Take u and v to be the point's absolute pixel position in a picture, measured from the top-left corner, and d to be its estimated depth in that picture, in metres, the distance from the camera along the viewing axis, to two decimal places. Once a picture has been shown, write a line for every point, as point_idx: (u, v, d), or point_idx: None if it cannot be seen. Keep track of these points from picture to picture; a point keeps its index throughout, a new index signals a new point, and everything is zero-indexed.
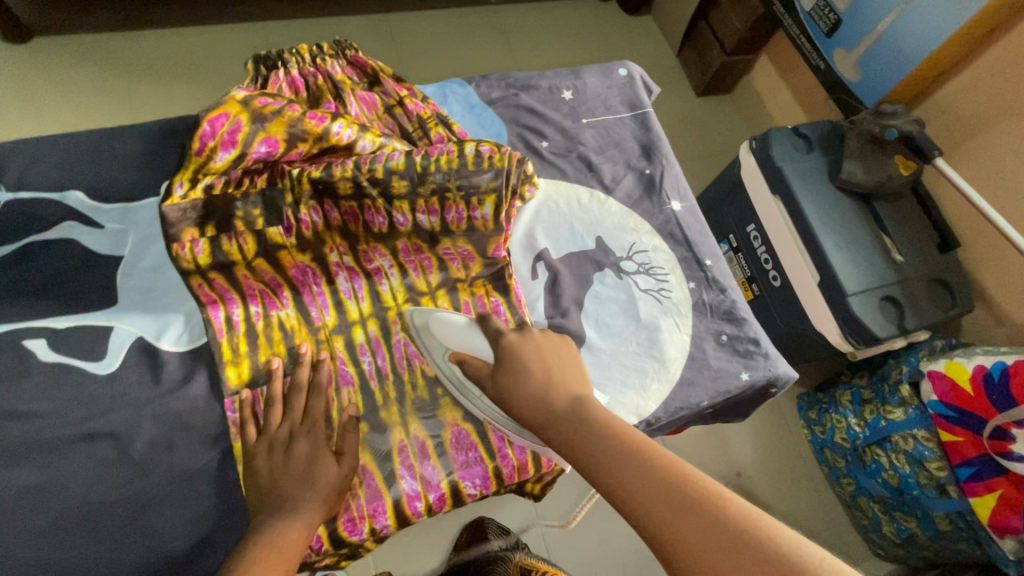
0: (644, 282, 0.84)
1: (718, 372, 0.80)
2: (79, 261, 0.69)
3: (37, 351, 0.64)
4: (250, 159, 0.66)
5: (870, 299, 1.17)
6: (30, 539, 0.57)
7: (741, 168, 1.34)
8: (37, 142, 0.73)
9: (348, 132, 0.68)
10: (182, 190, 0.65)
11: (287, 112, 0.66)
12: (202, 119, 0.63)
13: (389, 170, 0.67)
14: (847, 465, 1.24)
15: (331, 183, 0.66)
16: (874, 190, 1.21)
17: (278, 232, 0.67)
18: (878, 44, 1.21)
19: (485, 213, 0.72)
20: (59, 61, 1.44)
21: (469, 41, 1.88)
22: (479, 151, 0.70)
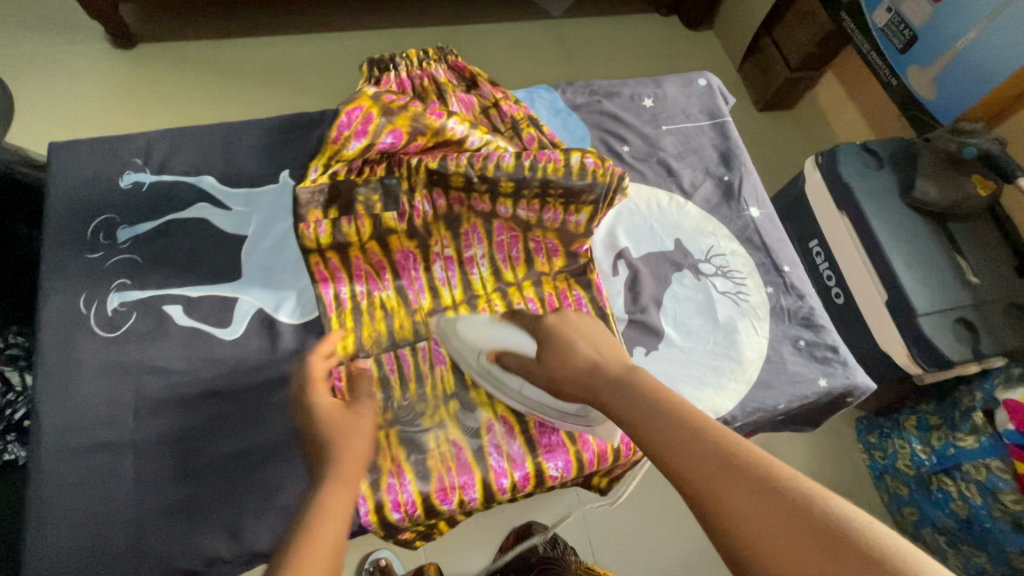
0: (722, 284, 0.86)
1: (796, 376, 0.81)
2: (210, 237, 0.76)
3: (174, 315, 0.72)
4: (375, 148, 0.75)
5: (944, 320, 1.14)
6: (166, 480, 0.64)
7: (806, 184, 1.34)
8: (176, 132, 0.82)
9: (461, 128, 0.76)
10: (315, 174, 0.76)
11: (411, 109, 0.75)
12: (340, 111, 0.74)
13: (499, 171, 0.74)
14: (911, 493, 1.22)
15: (445, 173, 0.75)
16: (949, 210, 1.21)
17: (391, 216, 0.76)
18: (957, 61, 1.21)
19: (580, 218, 0.78)
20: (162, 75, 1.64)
21: (530, 55, 1.99)
22: (585, 163, 0.75)
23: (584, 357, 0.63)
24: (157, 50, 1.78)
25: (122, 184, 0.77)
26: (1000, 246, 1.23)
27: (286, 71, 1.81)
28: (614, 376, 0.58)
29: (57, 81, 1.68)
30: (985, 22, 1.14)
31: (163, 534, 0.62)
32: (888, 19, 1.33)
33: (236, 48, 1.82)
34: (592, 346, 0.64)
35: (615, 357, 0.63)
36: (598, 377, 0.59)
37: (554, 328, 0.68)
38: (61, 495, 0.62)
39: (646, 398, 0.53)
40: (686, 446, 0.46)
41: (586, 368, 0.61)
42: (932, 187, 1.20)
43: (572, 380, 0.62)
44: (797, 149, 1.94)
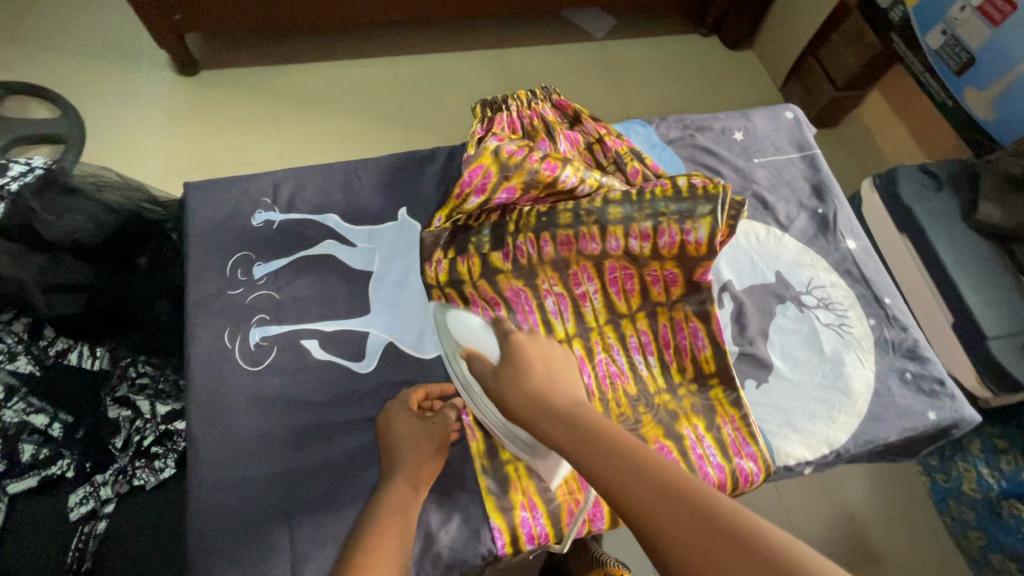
0: (825, 316, 0.87)
1: (905, 409, 0.82)
2: (339, 273, 0.80)
3: (312, 349, 0.75)
4: (493, 202, 0.78)
5: (1013, 344, 1.18)
6: (318, 509, 0.67)
7: (865, 205, 1.42)
8: (297, 170, 0.86)
9: (572, 177, 0.78)
10: (440, 221, 0.80)
11: (527, 164, 0.77)
12: (464, 170, 0.78)
13: (607, 202, 0.78)
14: (977, 518, 1.22)
15: (554, 215, 0.78)
16: (1014, 231, 1.24)
17: (498, 255, 0.78)
18: (1015, 84, 1.32)
19: (699, 236, 0.77)
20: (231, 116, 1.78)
21: (577, 77, 2.04)
22: (693, 184, 0.78)
23: (531, 382, 0.60)
24: (221, 76, 1.84)
25: (255, 223, 0.81)
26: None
27: (341, 95, 1.87)
28: (560, 408, 0.55)
29: (126, 107, 1.74)
30: None
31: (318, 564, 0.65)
32: (943, 41, 1.47)
33: (294, 74, 1.88)
34: (545, 368, 0.62)
35: (564, 384, 0.60)
36: (545, 407, 0.56)
37: (521, 344, 0.65)
38: (222, 525, 0.65)
39: (593, 437, 0.50)
40: (640, 488, 0.44)
41: (531, 398, 0.58)
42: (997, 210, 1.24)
43: (522, 404, 0.58)
44: (846, 168, 1.94)
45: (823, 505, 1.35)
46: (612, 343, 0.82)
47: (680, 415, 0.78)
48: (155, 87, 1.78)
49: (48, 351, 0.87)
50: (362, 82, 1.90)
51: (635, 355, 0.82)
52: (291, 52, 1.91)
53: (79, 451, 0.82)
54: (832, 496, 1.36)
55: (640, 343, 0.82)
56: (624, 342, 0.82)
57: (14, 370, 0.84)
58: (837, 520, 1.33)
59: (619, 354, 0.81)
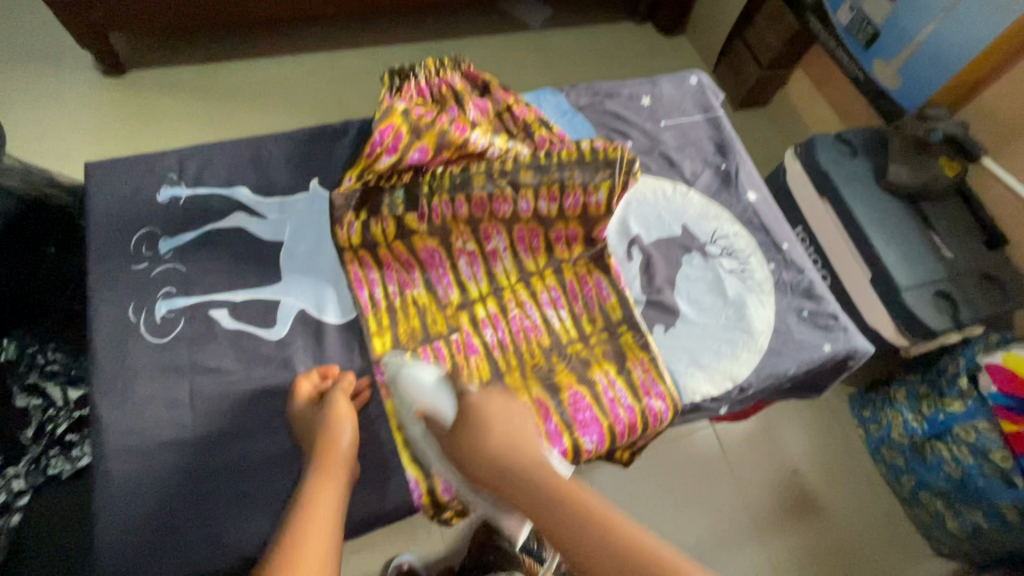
0: (728, 264, 0.92)
1: (802, 343, 0.88)
2: (248, 244, 0.80)
3: (221, 320, 0.75)
4: (405, 163, 0.77)
5: (924, 293, 1.28)
6: (229, 474, 0.67)
7: (788, 174, 1.48)
8: (205, 147, 0.86)
9: (483, 140, 0.79)
10: (350, 182, 0.78)
11: (437, 125, 0.78)
12: (374, 129, 0.75)
13: (518, 164, 0.79)
14: (906, 461, 1.33)
15: (468, 177, 0.78)
16: (921, 190, 1.36)
17: (413, 217, 0.79)
18: (919, 51, 1.40)
19: (599, 198, 0.81)
20: (162, 112, 1.75)
21: (515, 65, 2.07)
22: (594, 147, 0.80)
23: (497, 448, 0.62)
24: (149, 76, 1.80)
25: (161, 199, 0.81)
26: (972, 223, 1.38)
27: (278, 91, 1.86)
28: (525, 474, 0.59)
29: (48, 108, 1.68)
30: (942, 15, 1.33)
31: (231, 524, 0.65)
32: (852, 17, 1.54)
33: (228, 71, 1.85)
34: (506, 426, 0.64)
35: (523, 441, 0.63)
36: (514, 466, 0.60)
37: (479, 406, 0.65)
38: (130, 494, 0.65)
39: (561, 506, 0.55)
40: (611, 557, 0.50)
41: (491, 460, 0.61)
42: (904, 169, 1.35)
43: (482, 469, 0.62)
44: (775, 142, 2.03)
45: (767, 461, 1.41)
46: (524, 300, 0.84)
47: (592, 362, 0.82)
48: (81, 87, 1.73)
49: None
50: (301, 76, 1.90)
51: (547, 310, 0.84)
52: (224, 48, 1.89)
53: None
54: (776, 453, 1.41)
55: (552, 297, 0.85)
56: (536, 298, 0.84)
57: None
58: (780, 474, 1.39)
59: (532, 309, 0.84)
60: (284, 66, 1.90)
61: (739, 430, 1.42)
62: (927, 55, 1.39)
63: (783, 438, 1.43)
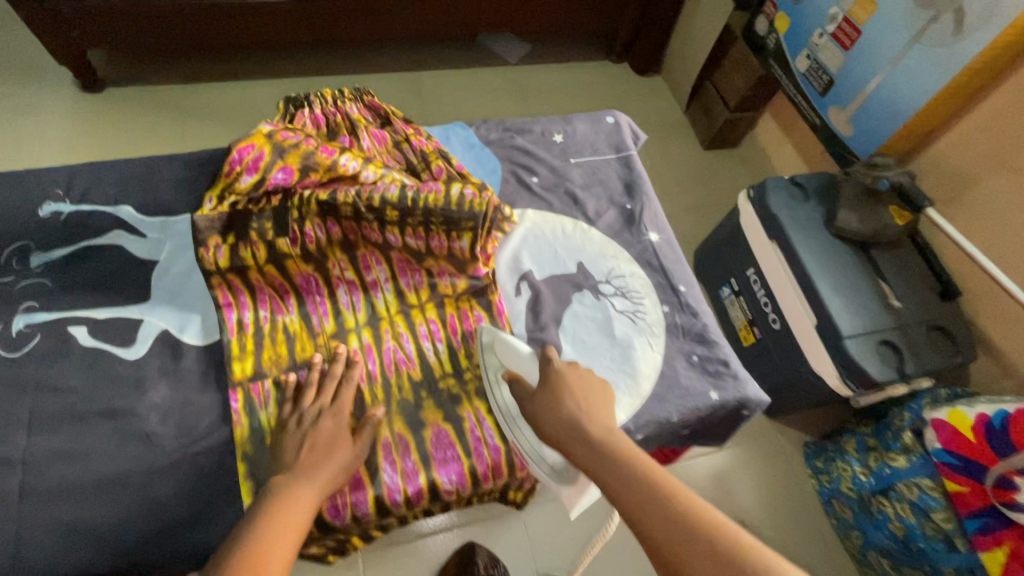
0: (620, 304, 0.91)
1: (688, 390, 0.85)
2: (121, 262, 0.80)
3: (78, 336, 0.74)
4: (268, 184, 0.75)
5: (868, 341, 1.25)
6: (51, 498, 0.65)
7: (741, 215, 1.49)
8: (102, 166, 0.87)
9: (353, 164, 0.77)
10: (210, 204, 0.77)
11: (303, 147, 0.76)
12: (232, 148, 0.75)
13: (384, 201, 0.75)
14: (854, 516, 1.28)
15: (335, 204, 0.74)
16: (871, 238, 1.34)
17: (284, 242, 0.75)
18: (869, 101, 1.40)
19: (463, 244, 0.79)
20: (134, 123, 1.80)
21: (488, 98, 2.11)
22: (464, 194, 0.77)
23: (621, 489, 0.58)
24: (126, 92, 1.85)
25: (41, 213, 0.81)
26: (921, 274, 1.35)
27: (250, 111, 1.89)
28: (651, 491, 0.56)
29: (25, 119, 1.75)
30: (888, 69, 1.33)
31: (46, 551, 0.63)
32: (809, 65, 1.57)
33: (203, 91, 1.90)
34: (582, 399, 0.69)
35: (598, 415, 0.67)
36: (655, 498, 0.55)
37: (561, 373, 0.71)
38: None
39: (664, 503, 0.54)
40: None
41: (569, 427, 0.66)
42: (853, 217, 1.33)
43: (554, 428, 0.67)
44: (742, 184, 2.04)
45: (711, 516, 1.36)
46: (402, 331, 0.82)
47: (462, 399, 0.79)
48: (58, 99, 1.79)
49: None
50: (278, 95, 1.95)
51: (424, 342, 0.82)
52: (203, 68, 1.95)
53: None
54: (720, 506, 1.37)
55: (428, 330, 0.83)
56: (414, 329, 0.83)
57: None
58: None
59: (407, 341, 0.82)
60: (261, 87, 1.96)
61: (683, 477, 1.39)
62: (876, 105, 1.39)
63: (727, 490, 1.39)
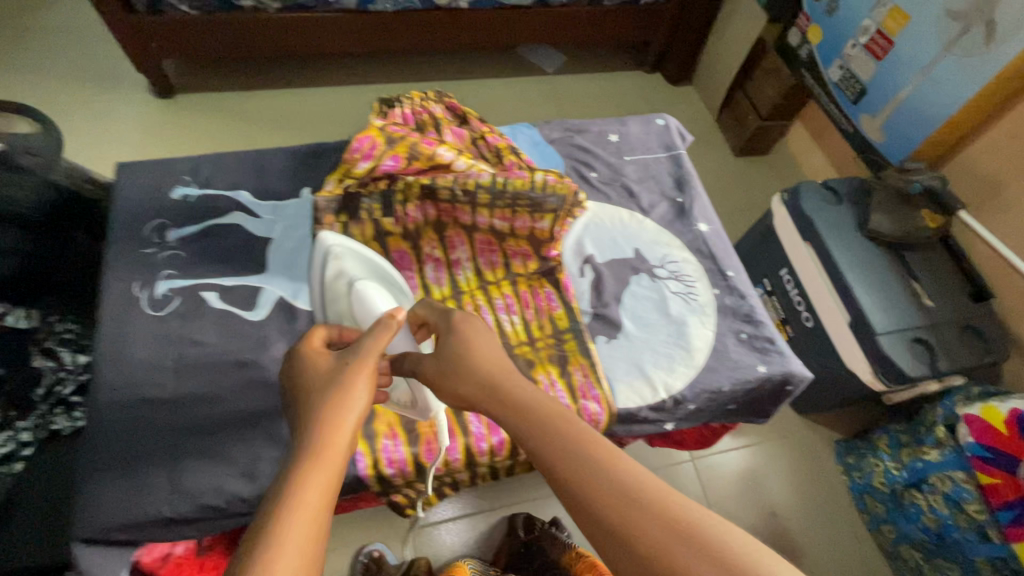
0: (675, 286, 1.00)
1: (737, 363, 0.94)
2: (243, 239, 0.92)
3: (210, 300, 0.86)
4: (379, 170, 0.86)
5: (900, 339, 1.31)
6: (195, 431, 0.77)
7: (774, 217, 1.57)
8: (220, 156, 1.00)
9: (450, 154, 0.88)
10: (332, 185, 0.88)
11: (409, 138, 0.87)
12: (352, 137, 0.87)
13: (478, 185, 0.87)
14: (887, 511, 1.37)
15: (435, 188, 0.87)
16: (902, 239, 1.41)
17: (389, 221, 0.88)
18: (900, 108, 1.48)
19: (545, 225, 0.92)
20: (202, 127, 1.96)
21: (526, 105, 2.23)
22: (547, 180, 0.89)
23: (520, 430, 0.57)
24: (195, 99, 2.02)
25: (172, 196, 0.94)
26: (953, 275, 1.41)
27: (308, 117, 2.05)
28: (521, 415, 0.58)
29: (107, 121, 1.92)
30: (919, 78, 1.41)
31: (194, 475, 0.74)
32: (841, 74, 1.65)
33: (265, 98, 2.06)
34: (463, 334, 0.70)
35: (481, 345, 0.69)
36: (553, 433, 0.54)
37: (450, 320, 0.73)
38: (111, 441, 0.75)
39: (533, 420, 0.57)
40: (655, 533, 0.45)
41: (451, 360, 0.68)
42: (884, 220, 1.41)
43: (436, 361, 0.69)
44: (772, 190, 2.11)
45: (744, 505, 1.43)
46: (481, 304, 0.92)
47: (536, 364, 0.89)
48: (136, 104, 1.96)
49: None
50: (331, 102, 2.10)
51: (501, 314, 0.92)
52: (264, 77, 2.11)
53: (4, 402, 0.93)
54: (753, 496, 1.44)
55: (505, 304, 0.93)
56: (492, 303, 0.93)
57: None
58: (759, 517, 1.42)
59: (487, 312, 0.92)
60: (316, 94, 2.11)
61: (716, 468, 1.46)
62: (908, 112, 1.46)
63: (759, 479, 1.46)
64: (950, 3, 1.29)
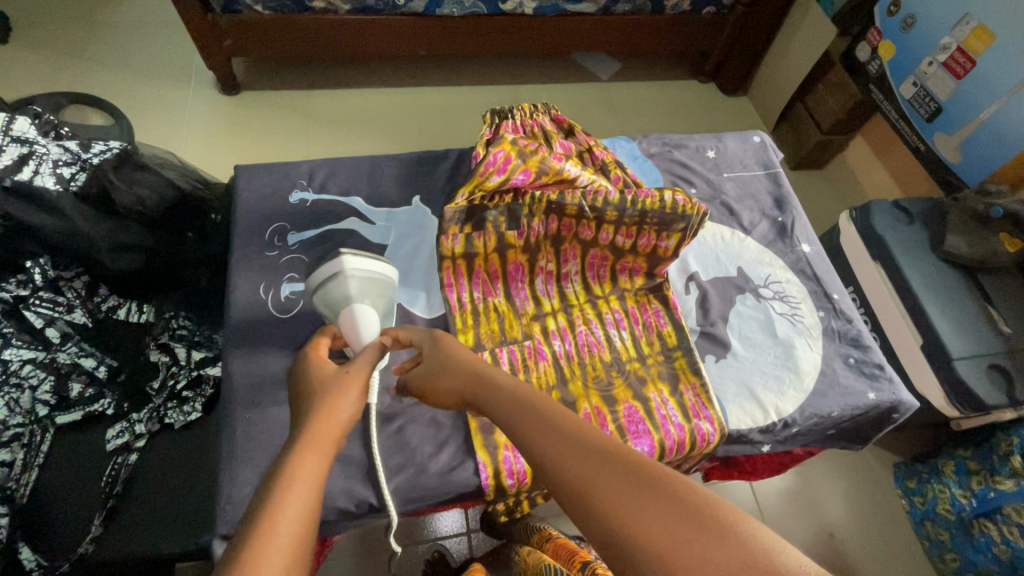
0: (780, 306, 0.99)
1: (847, 388, 0.93)
2: (359, 244, 0.94)
3: None
4: (511, 183, 0.87)
5: (977, 363, 1.29)
6: None
7: (843, 234, 1.54)
8: (332, 161, 1.02)
9: (575, 170, 0.89)
10: (462, 198, 0.88)
11: (539, 153, 0.88)
12: (488, 152, 0.86)
13: (607, 203, 0.86)
14: (951, 539, 1.34)
15: (563, 204, 0.86)
16: (980, 263, 1.38)
17: (513, 234, 0.88)
18: (980, 129, 1.46)
19: (669, 244, 0.91)
20: (266, 123, 2.00)
21: (580, 112, 2.22)
22: (676, 200, 0.87)
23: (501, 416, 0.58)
24: (261, 95, 2.05)
25: (291, 200, 0.97)
26: None
27: (367, 117, 2.07)
28: (499, 402, 0.60)
29: (177, 115, 1.97)
30: (1004, 98, 1.39)
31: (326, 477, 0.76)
32: (914, 91, 1.62)
33: (327, 97, 2.09)
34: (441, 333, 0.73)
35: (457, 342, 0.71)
36: (554, 441, 0.51)
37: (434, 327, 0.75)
38: (243, 439, 0.76)
39: (514, 405, 0.58)
40: (662, 527, 0.41)
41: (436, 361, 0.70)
42: (962, 242, 1.38)
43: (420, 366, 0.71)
44: (830, 206, 2.08)
45: (804, 524, 1.41)
46: (591, 318, 0.93)
47: (647, 381, 0.89)
48: (204, 98, 2.01)
49: (100, 306, 1.02)
50: (390, 103, 2.12)
51: (610, 328, 0.93)
52: (327, 76, 2.14)
53: (119, 394, 0.97)
54: (812, 515, 1.42)
55: (615, 319, 0.93)
56: (601, 317, 0.94)
57: (72, 321, 0.98)
58: (817, 537, 1.39)
59: (597, 327, 0.93)
60: (376, 94, 2.13)
61: (776, 488, 1.44)
62: (989, 134, 1.44)
63: (819, 499, 1.44)
64: None
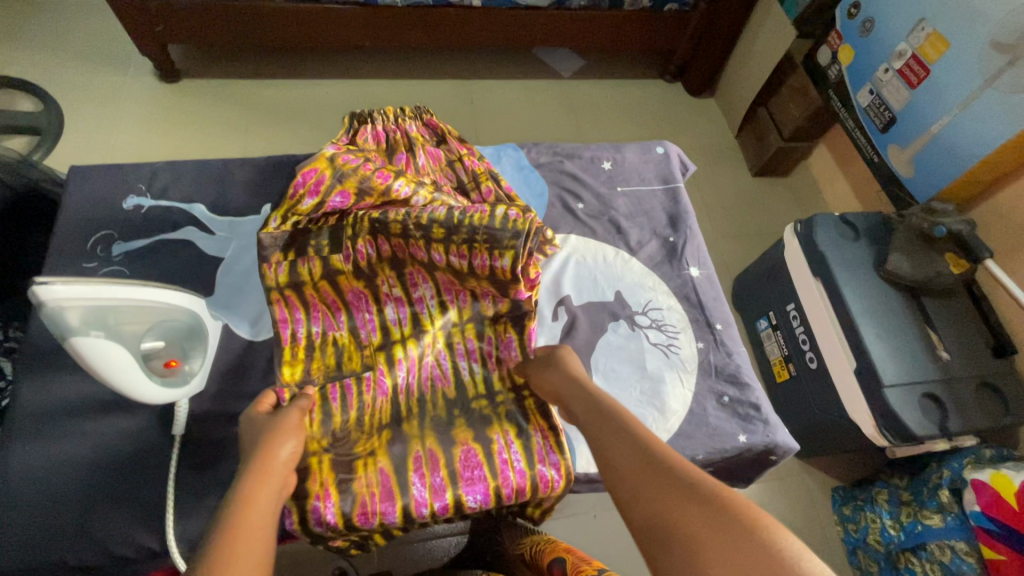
0: (655, 336, 0.92)
1: (716, 430, 0.85)
2: (192, 257, 0.87)
3: None
4: (327, 206, 0.83)
5: (910, 393, 1.17)
6: (112, 468, 0.72)
7: (786, 250, 1.40)
8: (180, 164, 0.94)
9: (405, 189, 0.86)
10: (275, 223, 0.83)
11: (359, 172, 0.85)
12: (296, 172, 0.81)
13: (432, 219, 0.79)
14: (881, 571, 1.25)
15: (386, 222, 0.81)
16: (922, 285, 1.25)
17: (338, 258, 0.82)
18: (931, 143, 1.31)
19: (505, 263, 0.79)
20: (187, 110, 1.82)
21: (541, 111, 2.07)
22: (507, 215, 0.79)
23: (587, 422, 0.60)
24: (189, 83, 1.86)
25: (125, 206, 0.89)
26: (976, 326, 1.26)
27: (307, 110, 1.89)
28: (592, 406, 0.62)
29: (87, 96, 1.78)
30: (956, 111, 1.23)
31: (103, 516, 0.69)
32: (871, 100, 1.46)
33: (262, 88, 1.90)
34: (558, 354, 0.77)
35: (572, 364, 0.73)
36: (623, 445, 0.53)
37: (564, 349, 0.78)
38: (21, 472, 0.70)
39: (600, 408, 0.61)
40: (704, 525, 0.41)
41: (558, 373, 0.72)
42: (904, 262, 1.25)
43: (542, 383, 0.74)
44: (787, 215, 1.97)
45: None
46: (441, 349, 0.86)
47: (492, 421, 0.82)
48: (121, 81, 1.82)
49: None
50: (330, 92, 1.94)
51: (462, 359, 0.86)
52: (264, 62, 1.96)
53: None
54: None
55: (467, 350, 0.87)
56: (452, 348, 0.87)
57: None
58: None
59: (445, 359, 0.86)
60: (316, 82, 1.96)
61: None
62: (939, 149, 1.29)
63: None
64: (988, 31, 1.13)
